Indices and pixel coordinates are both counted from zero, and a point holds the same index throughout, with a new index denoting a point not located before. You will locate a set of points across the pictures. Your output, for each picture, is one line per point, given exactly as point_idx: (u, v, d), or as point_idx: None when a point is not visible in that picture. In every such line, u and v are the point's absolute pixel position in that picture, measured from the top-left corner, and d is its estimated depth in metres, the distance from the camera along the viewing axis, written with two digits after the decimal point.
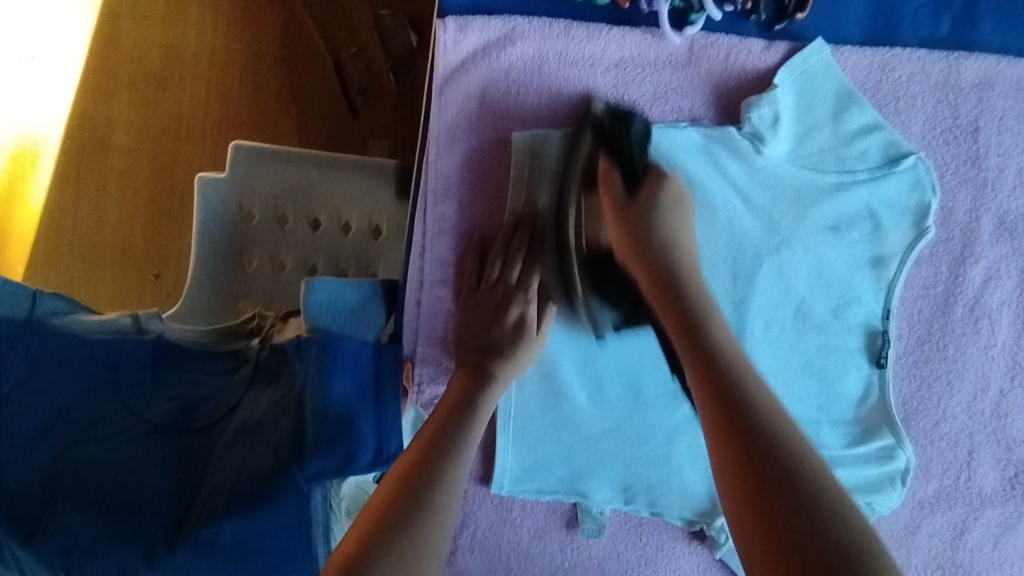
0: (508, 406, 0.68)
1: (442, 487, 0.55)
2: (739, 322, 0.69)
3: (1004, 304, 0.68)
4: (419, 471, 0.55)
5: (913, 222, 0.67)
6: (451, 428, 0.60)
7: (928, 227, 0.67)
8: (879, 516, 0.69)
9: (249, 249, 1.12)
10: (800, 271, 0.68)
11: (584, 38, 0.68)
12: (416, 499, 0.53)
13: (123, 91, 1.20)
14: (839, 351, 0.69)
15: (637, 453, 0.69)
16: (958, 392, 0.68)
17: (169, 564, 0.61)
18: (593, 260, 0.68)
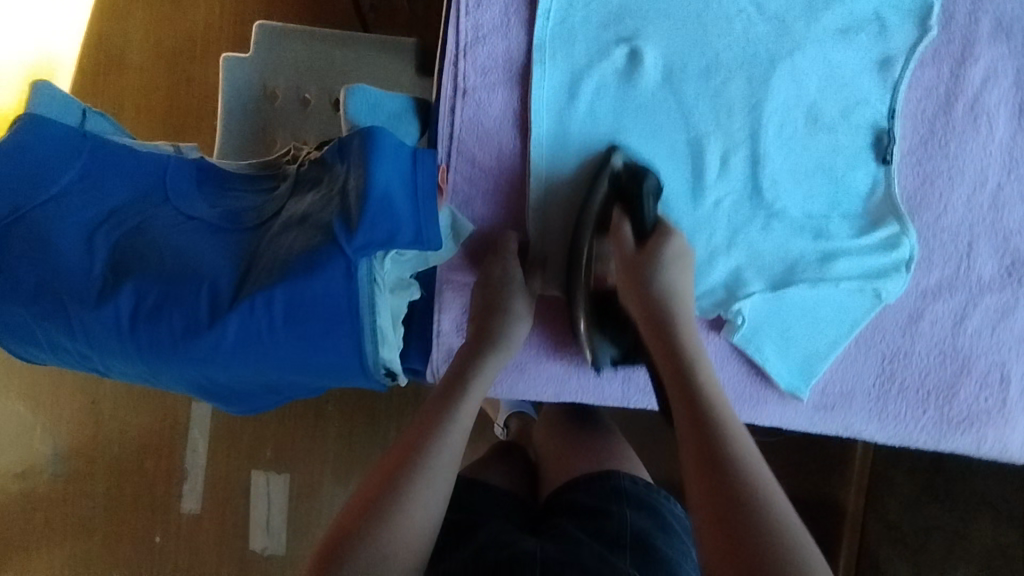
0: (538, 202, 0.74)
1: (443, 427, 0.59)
2: (753, 124, 0.73)
3: (1001, 103, 0.73)
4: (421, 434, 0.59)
5: (917, 23, 0.72)
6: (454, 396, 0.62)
7: (931, 26, 0.72)
8: (885, 305, 0.74)
9: (273, 129, 1.15)
10: (810, 74, 0.73)
11: None
12: (415, 464, 0.56)
13: (140, 9, 1.25)
14: (849, 150, 0.73)
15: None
16: (958, 186, 0.73)
17: (229, 323, 0.66)
18: (609, 184, 0.72)
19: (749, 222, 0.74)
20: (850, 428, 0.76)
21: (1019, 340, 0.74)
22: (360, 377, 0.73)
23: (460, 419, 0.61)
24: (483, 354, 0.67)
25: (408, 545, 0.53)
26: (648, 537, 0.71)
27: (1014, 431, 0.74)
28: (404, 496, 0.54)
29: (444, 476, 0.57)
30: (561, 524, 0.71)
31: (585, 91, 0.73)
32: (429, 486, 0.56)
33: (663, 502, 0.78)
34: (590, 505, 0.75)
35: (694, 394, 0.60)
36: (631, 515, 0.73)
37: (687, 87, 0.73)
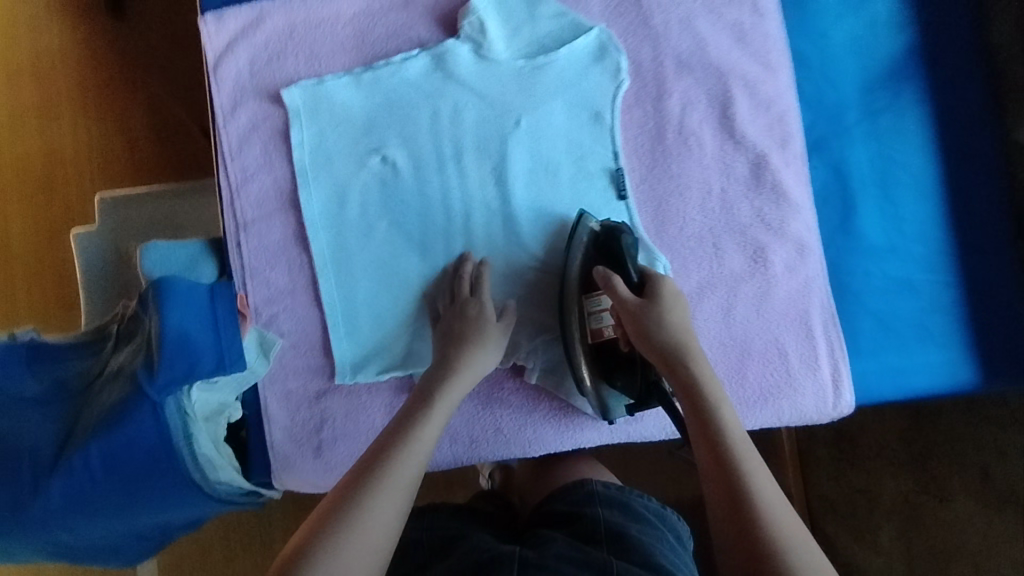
0: (334, 305, 0.81)
1: (382, 477, 0.54)
2: (502, 189, 0.83)
3: (703, 123, 0.84)
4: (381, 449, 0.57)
5: (611, 77, 0.84)
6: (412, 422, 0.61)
7: (623, 79, 0.84)
8: None
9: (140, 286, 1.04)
10: (542, 140, 0.84)
11: (319, 3, 0.83)
12: (382, 462, 0.56)
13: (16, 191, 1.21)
14: (591, 195, 0.84)
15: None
16: (689, 198, 0.84)
17: (55, 486, 0.72)
18: (592, 247, 0.79)
19: (520, 279, 0.82)
20: (662, 431, 0.83)
21: (782, 315, 0.82)
22: (233, 505, 0.81)
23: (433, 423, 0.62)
24: (442, 386, 0.67)
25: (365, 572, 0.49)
26: (623, 527, 0.67)
27: (805, 394, 0.82)
28: (365, 498, 0.52)
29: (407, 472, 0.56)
30: (547, 534, 0.67)
31: (354, 198, 0.82)
32: (378, 509, 0.52)
33: (636, 497, 0.74)
34: (568, 521, 0.69)
35: (702, 408, 0.62)
36: (604, 512, 0.70)
37: (440, 178, 0.83)
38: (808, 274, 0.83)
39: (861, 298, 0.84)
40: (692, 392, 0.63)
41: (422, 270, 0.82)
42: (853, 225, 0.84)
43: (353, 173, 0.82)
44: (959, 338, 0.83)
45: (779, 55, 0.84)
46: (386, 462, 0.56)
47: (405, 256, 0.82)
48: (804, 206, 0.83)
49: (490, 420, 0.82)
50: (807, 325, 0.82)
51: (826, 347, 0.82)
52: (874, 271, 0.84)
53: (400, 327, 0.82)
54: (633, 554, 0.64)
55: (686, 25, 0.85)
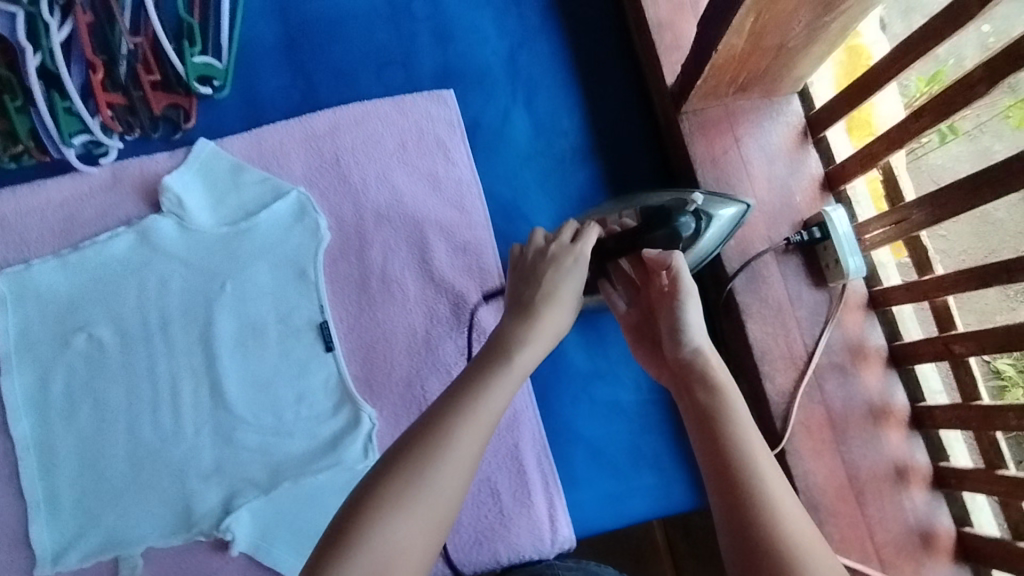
0: (34, 492, 0.80)
1: (452, 441, 0.51)
2: (209, 352, 0.84)
3: (405, 269, 0.87)
4: (454, 416, 0.53)
5: (312, 235, 0.87)
6: (480, 380, 0.56)
7: (323, 234, 0.87)
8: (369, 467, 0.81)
9: None
10: (250, 301, 0.86)
11: (27, 193, 0.88)
12: (427, 442, 0.51)
13: None
14: (298, 350, 0.85)
15: (154, 476, 0.81)
16: (395, 343, 0.85)
17: None
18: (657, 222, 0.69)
19: (227, 442, 0.82)
20: None
21: (494, 452, 0.82)
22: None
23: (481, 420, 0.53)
24: (495, 360, 0.58)
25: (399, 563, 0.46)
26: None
27: (519, 535, 0.79)
28: (391, 509, 0.48)
29: (465, 463, 0.51)
30: None
31: (58, 379, 0.83)
32: (433, 492, 0.49)
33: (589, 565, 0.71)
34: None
35: (704, 411, 0.54)
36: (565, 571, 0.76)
37: (145, 348, 0.84)
38: (515, 408, 0.83)
39: (573, 426, 0.84)
40: (697, 387, 0.56)
41: (127, 444, 0.82)
42: (557, 352, 0.85)
43: (57, 354, 0.84)
44: (669, 459, 0.83)
45: (473, 199, 0.89)
46: (395, 476, 0.50)
47: (110, 431, 0.82)
48: None
49: None
50: (518, 461, 0.82)
51: (540, 481, 0.81)
52: (582, 396, 0.84)
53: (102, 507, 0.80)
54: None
55: (383, 179, 0.90)
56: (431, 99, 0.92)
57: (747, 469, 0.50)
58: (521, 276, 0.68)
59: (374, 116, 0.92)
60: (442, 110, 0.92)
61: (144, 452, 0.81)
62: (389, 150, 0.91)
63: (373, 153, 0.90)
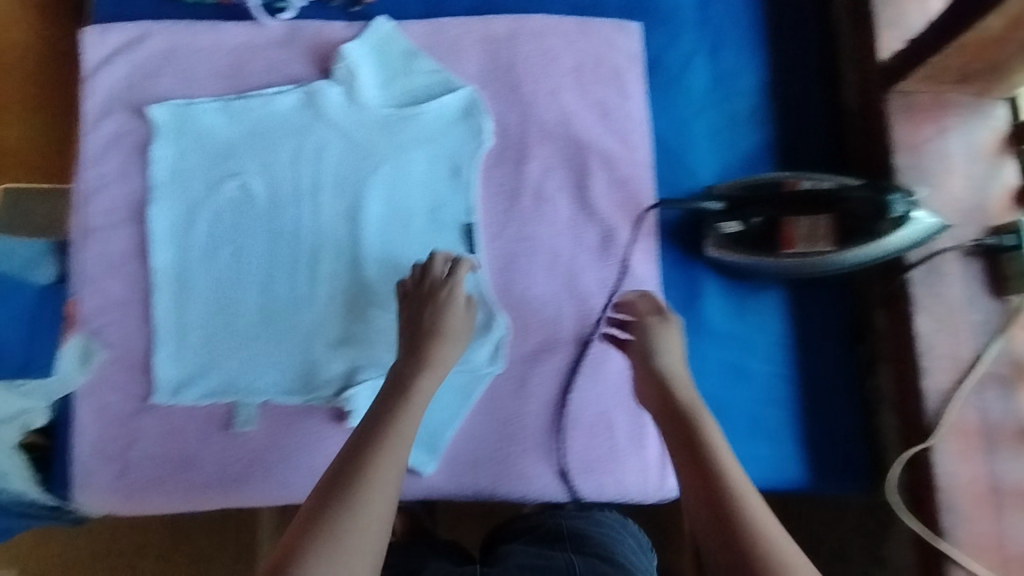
0: (165, 322, 0.81)
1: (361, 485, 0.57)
2: (354, 230, 0.84)
3: (560, 191, 0.86)
4: (369, 438, 0.60)
5: (474, 136, 0.86)
6: (373, 444, 0.59)
7: (486, 138, 0.86)
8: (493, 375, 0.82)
9: None
10: (401, 187, 0.85)
11: (203, 30, 0.86)
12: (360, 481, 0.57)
13: None
14: (439, 246, 0.84)
15: (282, 334, 0.82)
16: (537, 262, 0.85)
17: None
18: (865, 207, 0.73)
19: (360, 317, 0.82)
20: (483, 492, 0.81)
21: (615, 388, 0.83)
22: (38, 518, 0.79)
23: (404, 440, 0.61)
24: (419, 378, 0.66)
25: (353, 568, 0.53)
26: (582, 529, 0.75)
27: (628, 473, 0.81)
28: (368, 489, 0.56)
29: (382, 503, 0.56)
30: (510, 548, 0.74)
31: (204, 220, 0.83)
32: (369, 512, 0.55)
33: (599, 511, 0.80)
34: (531, 530, 0.77)
35: (676, 416, 0.63)
36: (567, 521, 0.76)
37: (292, 211, 0.84)
38: None
39: (698, 381, 0.84)
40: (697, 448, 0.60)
41: (260, 297, 0.82)
42: (695, 307, 0.85)
43: (206, 195, 0.83)
44: (785, 430, 0.84)
45: (640, 137, 0.87)
46: (348, 485, 0.57)
47: (245, 282, 0.82)
48: (647, 283, 0.84)
49: (306, 461, 0.80)
50: (638, 401, 0.82)
51: (656, 426, 0.82)
52: (712, 355, 0.84)
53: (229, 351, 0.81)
54: (594, 551, 0.72)
55: (555, 97, 0.87)
56: (618, 28, 0.89)
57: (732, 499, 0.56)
58: (410, 317, 0.71)
59: (556, 31, 0.89)
60: (627, 41, 0.89)
61: (276, 309, 0.82)
62: (566, 69, 0.88)
63: (549, 68, 0.88)
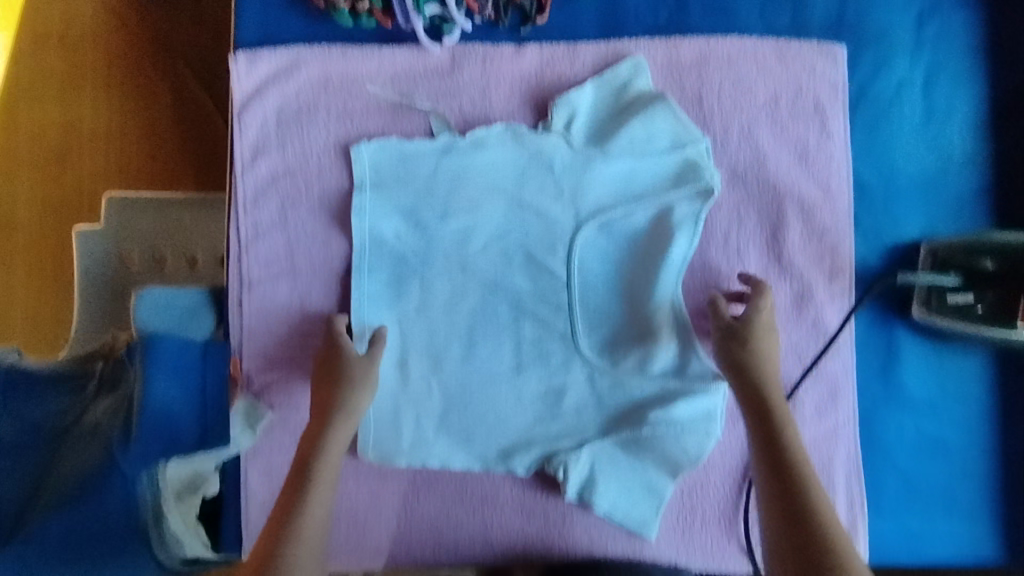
0: (363, 168, 0.78)
1: (309, 499, 0.64)
2: (533, 280, 0.79)
3: (750, 241, 0.79)
4: (302, 475, 0.66)
5: (687, 182, 0.78)
6: (304, 451, 0.68)
7: (714, 187, 0.77)
8: (698, 459, 0.77)
9: (98, 355, 0.87)
10: (596, 249, 0.79)
11: (360, 56, 0.78)
12: (297, 510, 0.64)
13: (14, 171, 1.18)
14: (634, 305, 0.78)
15: (470, 157, 0.78)
16: (724, 321, 0.78)
17: None
18: None
19: (616, 387, 0.78)
20: (658, 560, 0.79)
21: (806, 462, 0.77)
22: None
23: (310, 519, 0.64)
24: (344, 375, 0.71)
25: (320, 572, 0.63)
26: None
27: None
28: (304, 512, 0.64)
29: (318, 515, 0.64)
30: None
31: (395, 327, 0.78)
32: (313, 505, 0.64)
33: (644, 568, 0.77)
34: None
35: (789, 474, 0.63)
36: None
37: (468, 266, 0.79)
38: (837, 421, 0.77)
39: (891, 454, 0.78)
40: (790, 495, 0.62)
41: (454, 314, 0.78)
42: (892, 372, 0.78)
43: (403, 388, 0.77)
44: (985, 510, 0.77)
45: (841, 180, 0.79)
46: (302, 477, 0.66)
47: (471, 356, 0.78)
48: (846, 347, 0.77)
49: (479, 528, 0.78)
50: (829, 476, 0.77)
51: (848, 501, 0.77)
52: (909, 425, 0.78)
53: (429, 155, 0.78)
54: None
55: (746, 134, 0.79)
56: (818, 52, 0.79)
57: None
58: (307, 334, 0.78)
59: (750, 57, 0.79)
60: (829, 68, 0.79)
61: (470, 276, 0.79)
62: (759, 102, 0.79)
63: (740, 101, 0.79)
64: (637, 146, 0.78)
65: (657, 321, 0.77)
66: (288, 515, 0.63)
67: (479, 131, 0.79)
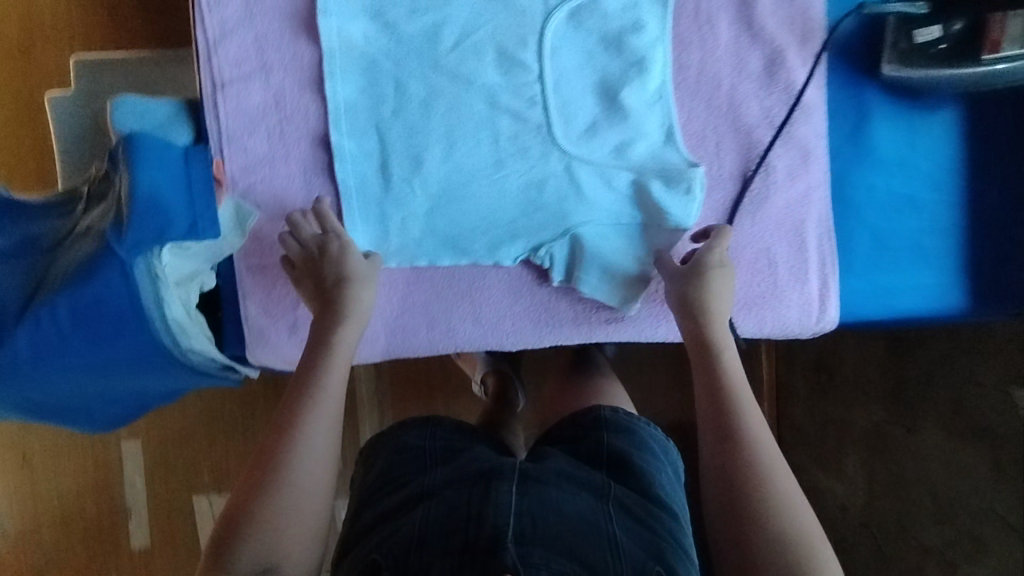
0: None
1: (305, 416, 0.62)
2: (505, 75, 0.78)
3: (722, 10, 0.78)
4: (291, 411, 0.62)
5: None
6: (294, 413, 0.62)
7: None
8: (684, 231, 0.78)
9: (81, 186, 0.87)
10: (569, 41, 0.78)
11: None
12: (295, 423, 0.62)
13: None
14: (608, 90, 0.78)
15: None
16: (697, 93, 0.79)
17: (21, 336, 0.71)
18: None
19: (597, 175, 0.78)
20: (642, 330, 0.81)
21: (779, 224, 0.79)
22: (212, 378, 0.80)
23: (314, 421, 0.62)
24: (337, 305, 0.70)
25: (319, 458, 0.61)
26: (624, 453, 0.71)
27: (790, 307, 0.80)
28: (304, 426, 0.61)
29: (326, 434, 0.62)
30: (548, 452, 0.71)
31: (373, 128, 0.78)
32: (307, 449, 0.61)
33: (643, 426, 0.77)
34: (573, 441, 0.74)
35: (719, 395, 0.64)
36: (608, 437, 0.74)
37: (439, 63, 0.77)
38: (809, 183, 0.79)
39: (862, 213, 0.80)
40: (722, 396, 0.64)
41: (429, 112, 0.78)
42: (862, 135, 0.80)
43: (386, 189, 0.78)
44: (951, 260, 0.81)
45: None
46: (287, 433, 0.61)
47: (448, 156, 0.78)
48: (815, 109, 0.78)
49: (469, 312, 0.81)
50: (801, 236, 0.79)
51: (818, 260, 0.80)
52: (879, 185, 0.80)
53: None
54: (630, 478, 0.69)
55: None
56: None
57: (744, 459, 0.60)
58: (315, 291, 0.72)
59: None
60: None
61: (442, 74, 0.77)
62: None
63: None
64: None
65: (632, 108, 0.78)
66: (273, 450, 0.60)
67: None
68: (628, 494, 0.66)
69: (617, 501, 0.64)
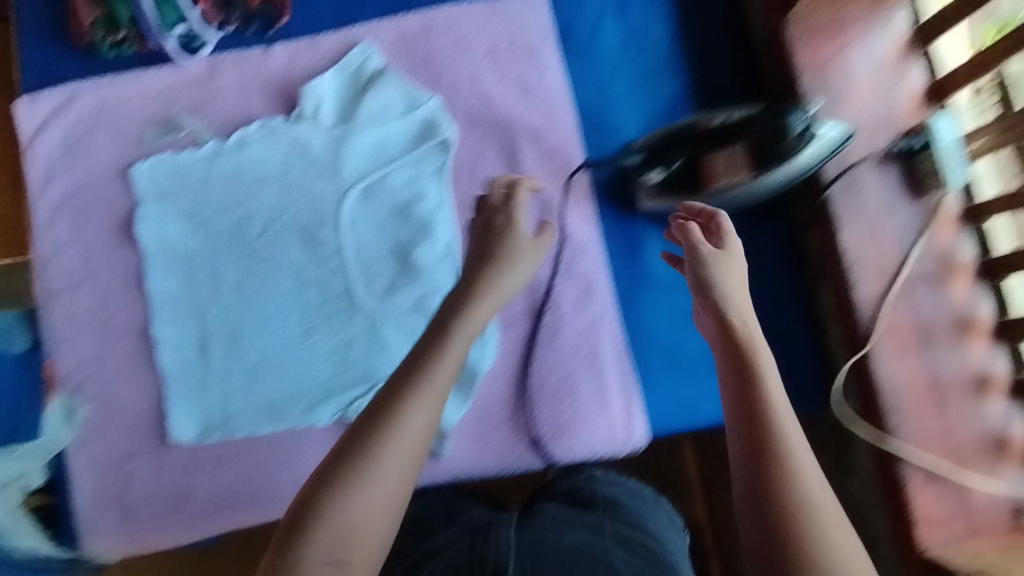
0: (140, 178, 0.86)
1: (382, 441, 0.52)
2: (309, 251, 0.86)
3: (494, 173, 0.88)
4: (353, 441, 0.53)
5: (427, 137, 0.87)
6: (360, 440, 0.53)
7: (449, 138, 0.87)
8: (484, 374, 0.84)
9: None
10: (364, 215, 0.87)
11: (125, 80, 0.88)
12: (364, 453, 0.52)
13: None
14: (403, 254, 0.86)
15: (236, 157, 0.86)
16: None
17: None
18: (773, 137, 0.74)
19: (400, 329, 0.85)
20: (461, 470, 0.83)
21: (574, 352, 0.85)
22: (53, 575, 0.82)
23: (385, 452, 0.52)
24: (482, 278, 0.61)
25: (378, 499, 0.51)
26: (612, 499, 0.74)
27: (596, 429, 0.84)
28: (373, 463, 0.52)
29: (388, 468, 0.52)
30: (541, 507, 0.74)
31: (190, 315, 0.85)
32: (356, 493, 0.51)
33: (628, 482, 0.79)
34: (564, 493, 0.76)
35: (750, 415, 0.54)
36: (601, 488, 0.76)
37: (248, 249, 0.86)
38: (596, 312, 0.86)
39: (652, 332, 0.86)
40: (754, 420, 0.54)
41: (241, 294, 0.85)
42: (639, 262, 0.87)
43: (205, 368, 0.84)
44: None
45: (562, 105, 0.89)
46: (347, 469, 0.52)
47: (262, 331, 0.84)
48: (589, 245, 0.87)
49: (291, 475, 0.83)
50: (597, 361, 0.85)
51: (617, 381, 0.85)
52: (662, 303, 0.87)
53: (196, 162, 0.86)
54: (624, 517, 0.72)
55: (474, 82, 0.89)
56: (524, 4, 0.90)
57: (783, 490, 0.51)
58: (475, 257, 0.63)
59: (464, 19, 0.90)
60: (535, 16, 0.90)
61: (252, 259, 0.86)
62: (481, 54, 0.89)
63: (463, 57, 0.89)
64: (379, 116, 0.87)
65: (425, 266, 0.86)
66: (312, 493, 0.52)
67: (239, 132, 0.87)
68: (626, 531, 0.70)
69: (619, 538, 0.68)
